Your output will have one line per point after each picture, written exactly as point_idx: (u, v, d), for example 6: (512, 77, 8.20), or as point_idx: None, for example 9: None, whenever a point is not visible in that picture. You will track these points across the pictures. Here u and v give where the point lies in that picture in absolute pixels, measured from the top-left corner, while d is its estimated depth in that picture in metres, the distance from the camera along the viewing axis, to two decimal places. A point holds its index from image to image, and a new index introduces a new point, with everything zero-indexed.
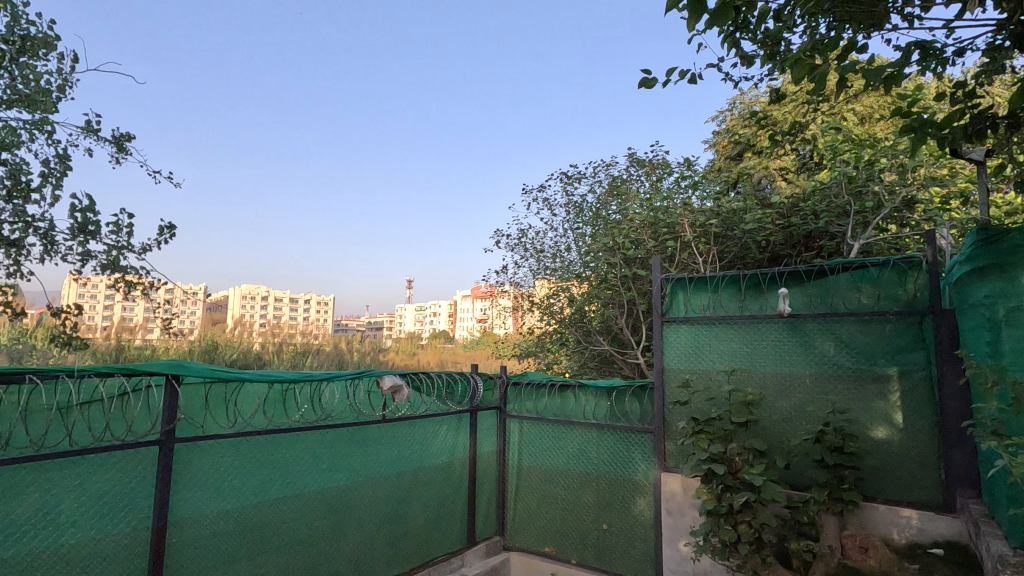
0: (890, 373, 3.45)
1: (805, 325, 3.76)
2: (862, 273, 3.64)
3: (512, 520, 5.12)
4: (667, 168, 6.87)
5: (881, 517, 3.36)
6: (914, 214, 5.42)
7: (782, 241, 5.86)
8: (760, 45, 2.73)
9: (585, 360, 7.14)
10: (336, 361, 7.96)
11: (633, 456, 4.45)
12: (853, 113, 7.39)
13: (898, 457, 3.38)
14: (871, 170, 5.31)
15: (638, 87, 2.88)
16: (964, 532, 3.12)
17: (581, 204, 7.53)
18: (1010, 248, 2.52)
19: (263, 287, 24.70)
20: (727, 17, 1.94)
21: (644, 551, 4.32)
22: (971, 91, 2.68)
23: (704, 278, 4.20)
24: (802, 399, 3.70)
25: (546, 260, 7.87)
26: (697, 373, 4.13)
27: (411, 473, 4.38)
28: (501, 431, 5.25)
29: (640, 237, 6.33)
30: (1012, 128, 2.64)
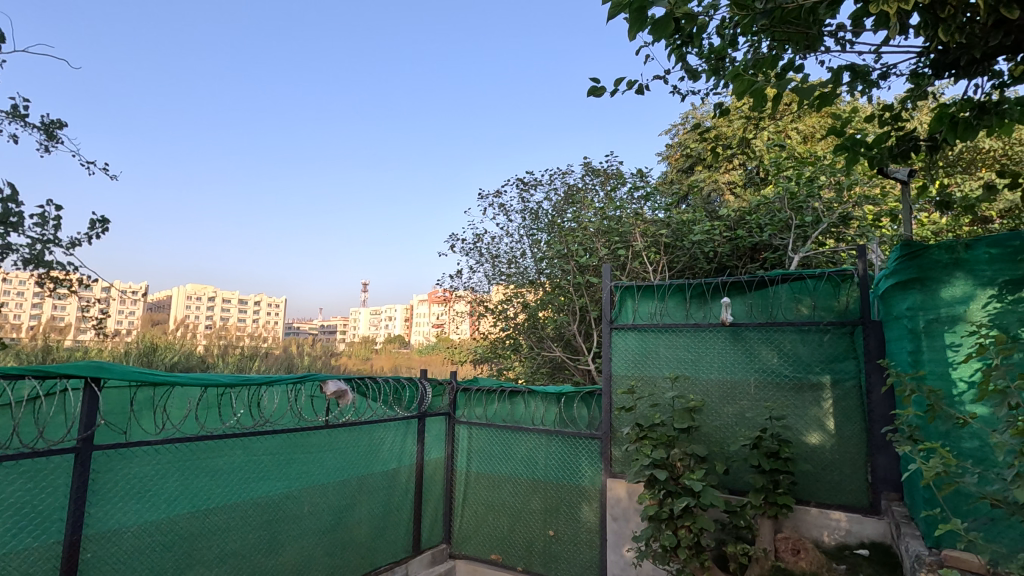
0: (824, 381, 3.60)
1: (746, 334, 3.88)
2: (800, 284, 3.79)
3: (458, 527, 5.05)
4: (620, 178, 6.98)
5: (813, 520, 3.48)
6: (850, 230, 5.70)
7: (729, 253, 6.08)
8: (705, 60, 2.81)
9: (537, 366, 7.18)
10: (285, 364, 7.71)
11: (580, 461, 4.48)
12: (796, 132, 7.71)
13: (829, 462, 3.53)
14: (811, 187, 5.56)
15: (588, 95, 2.80)
16: (888, 534, 3.27)
17: (537, 210, 7.46)
18: (931, 263, 2.67)
19: (210, 288, 23.82)
20: (669, 28, 1.93)
21: (590, 558, 4.35)
22: (897, 115, 2.83)
23: (652, 286, 4.28)
24: (743, 405, 3.81)
25: (501, 265, 7.69)
26: (643, 379, 4.20)
27: (355, 480, 4.25)
28: (450, 437, 5.18)
29: (593, 245, 6.40)
30: (933, 150, 2.81)
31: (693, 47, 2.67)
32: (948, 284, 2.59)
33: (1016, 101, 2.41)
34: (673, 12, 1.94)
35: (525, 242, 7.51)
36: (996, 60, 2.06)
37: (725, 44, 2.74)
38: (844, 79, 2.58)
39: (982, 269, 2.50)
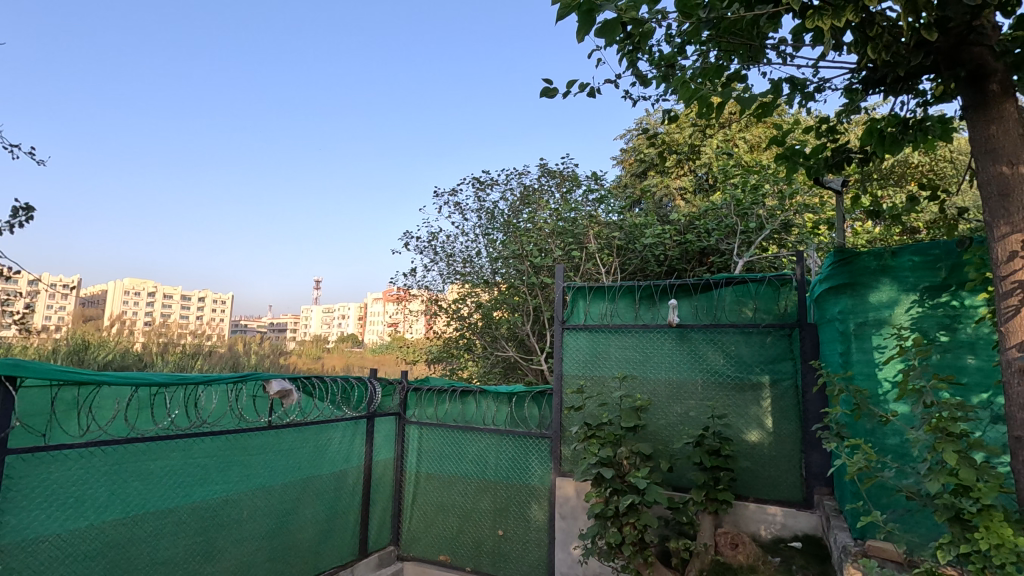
0: (763, 381, 3.75)
1: (692, 335, 3.99)
2: (742, 288, 3.92)
3: (407, 529, 4.98)
4: (576, 180, 7.05)
5: (751, 515, 3.62)
6: (790, 237, 5.97)
7: (678, 256, 6.28)
8: (655, 67, 2.84)
9: (491, 365, 7.18)
10: (230, 363, 7.38)
11: (529, 460, 4.50)
12: (744, 141, 7.99)
13: (767, 459, 3.67)
14: (755, 195, 5.79)
15: (540, 96, 2.70)
16: (819, 526, 3.44)
17: (493, 210, 7.43)
18: (862, 269, 2.80)
19: (149, 283, 22.61)
20: (616, 33, 1.93)
21: (538, 556, 4.37)
22: (832, 127, 2.96)
23: (603, 288, 4.34)
24: (687, 405, 3.92)
25: (456, 264, 7.61)
26: (592, 379, 4.26)
27: (299, 482, 4.12)
28: (400, 437, 5.10)
29: (547, 246, 6.45)
30: (864, 162, 2.96)
31: (643, 53, 2.70)
32: (876, 290, 2.74)
33: (936, 118, 2.57)
34: (620, 17, 1.94)
35: (481, 242, 7.47)
36: (918, 81, 2.18)
37: (674, 52, 2.79)
38: (784, 91, 2.63)
39: (906, 275, 2.65)
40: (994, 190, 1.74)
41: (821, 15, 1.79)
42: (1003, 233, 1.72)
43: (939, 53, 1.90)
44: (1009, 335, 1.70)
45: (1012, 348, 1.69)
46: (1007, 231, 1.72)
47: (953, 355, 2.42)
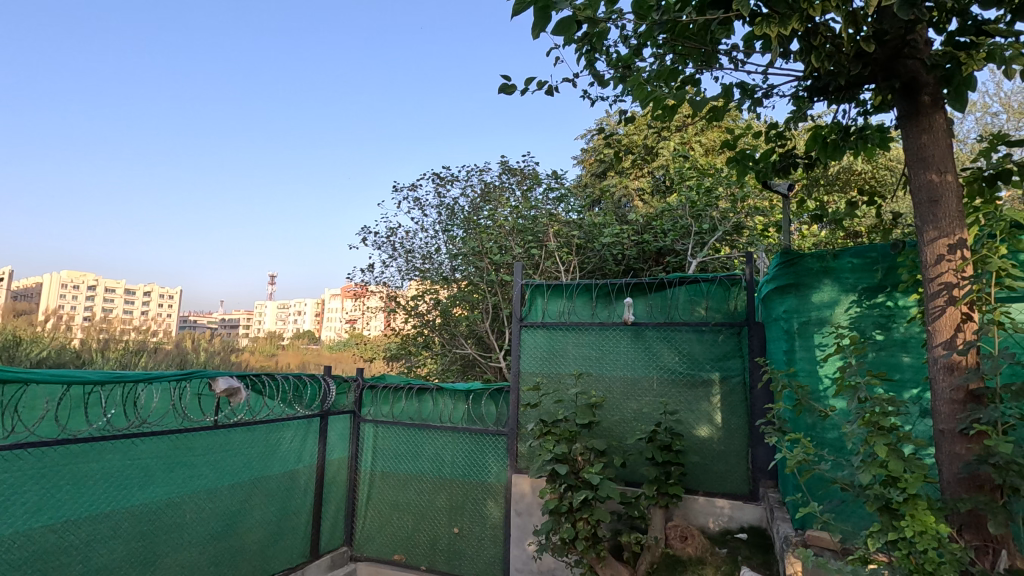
0: (713, 378, 3.85)
1: (646, 333, 4.07)
2: (695, 287, 4.02)
3: (361, 529, 4.89)
4: (536, 179, 7.07)
5: (700, 508, 3.72)
6: (741, 239, 6.16)
7: (635, 256, 6.39)
8: (612, 68, 2.85)
9: (449, 363, 7.13)
10: (177, 359, 7.07)
11: (486, 458, 4.49)
12: (700, 144, 8.19)
13: (715, 453, 3.78)
14: (709, 197, 5.95)
15: (497, 92, 2.63)
16: (764, 517, 3.56)
17: (453, 206, 7.37)
18: (805, 270, 2.92)
19: (89, 276, 21.41)
20: (570, 32, 1.94)
21: (493, 553, 4.38)
22: (780, 133, 3.06)
23: (560, 285, 4.37)
24: (641, 401, 4.00)
25: (415, 260, 7.51)
26: (549, 376, 4.29)
27: (248, 483, 3.98)
28: (355, 436, 4.99)
29: (507, 244, 6.45)
30: (808, 167, 3.07)
31: (601, 53, 2.72)
32: (819, 290, 2.86)
33: (875, 127, 2.69)
34: (575, 16, 1.95)
35: (441, 238, 7.40)
36: (858, 90, 2.26)
37: (631, 54, 2.81)
38: (735, 96, 2.67)
39: (846, 276, 2.76)
40: (924, 196, 1.84)
41: (768, 23, 1.83)
42: (932, 237, 1.82)
43: (876, 64, 1.98)
44: (935, 333, 1.80)
45: (938, 346, 1.79)
46: (935, 235, 1.82)
47: (888, 353, 2.55)
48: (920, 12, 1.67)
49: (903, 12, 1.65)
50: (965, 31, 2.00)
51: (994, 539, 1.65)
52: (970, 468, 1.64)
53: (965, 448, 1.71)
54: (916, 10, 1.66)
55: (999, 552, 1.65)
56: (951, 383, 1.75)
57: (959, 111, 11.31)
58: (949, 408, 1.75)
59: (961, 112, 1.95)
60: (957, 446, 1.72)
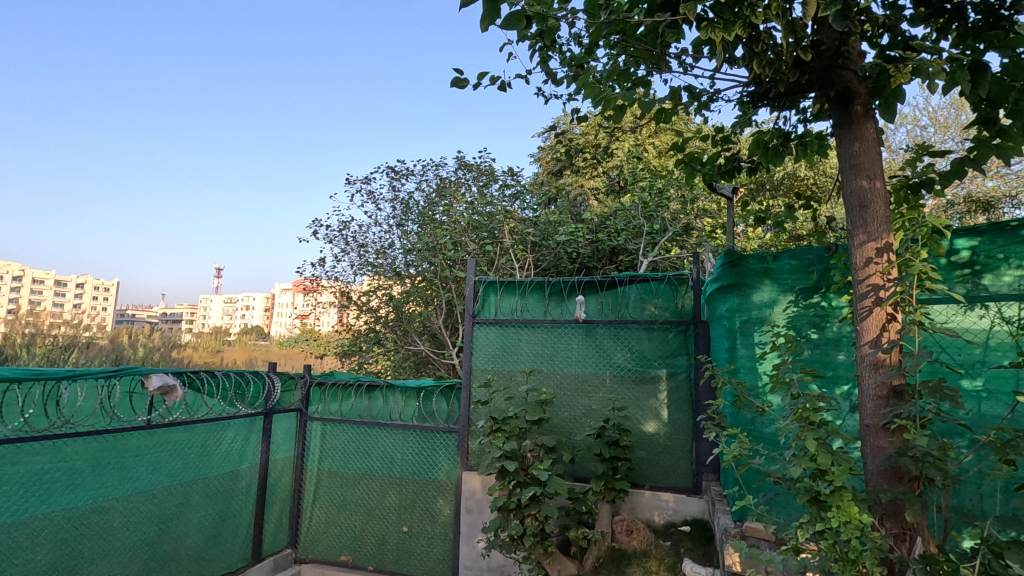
0: (660, 375, 3.94)
1: (597, 330, 4.11)
2: (645, 286, 4.09)
3: (306, 530, 4.75)
4: (492, 175, 7.04)
5: (646, 503, 3.80)
6: (691, 240, 6.33)
7: (590, 254, 6.46)
8: (565, 66, 2.85)
9: (401, 360, 7.01)
10: (112, 356, 6.67)
11: (436, 455, 4.45)
12: (653, 147, 8.37)
13: (661, 449, 3.88)
14: (660, 198, 6.09)
15: (450, 85, 2.57)
16: (706, 510, 3.67)
17: (408, 201, 7.24)
18: (747, 271, 3.01)
19: (14, 266, 19.94)
20: (519, 26, 1.92)
21: (442, 552, 4.34)
22: (726, 138, 3.14)
23: (513, 282, 4.37)
24: (590, 398, 4.05)
25: (368, 255, 7.34)
26: (501, 373, 4.29)
27: (185, 485, 3.79)
28: (301, 435, 4.84)
29: (462, 240, 6.41)
30: (751, 171, 3.16)
31: (554, 51, 2.71)
32: (759, 290, 2.95)
33: (814, 135, 2.79)
34: (524, 10, 1.93)
35: (395, 233, 7.26)
36: (798, 98, 2.33)
37: (583, 53, 2.82)
38: (683, 98, 2.70)
39: (784, 277, 2.87)
40: (855, 202, 1.93)
41: (714, 28, 1.86)
42: (862, 241, 1.91)
43: (813, 73, 2.04)
44: (863, 333, 1.89)
45: (865, 345, 1.88)
46: (864, 240, 1.90)
47: (823, 351, 2.67)
48: (853, 25, 1.75)
49: (838, 23, 1.72)
50: (894, 45, 2.12)
51: (911, 527, 1.75)
52: (892, 461, 1.73)
53: (887, 441, 1.80)
54: (849, 22, 1.73)
55: (916, 538, 1.75)
56: (876, 380, 1.84)
57: (892, 124, 12.01)
58: (875, 404, 1.84)
59: (891, 122, 2.02)
60: (881, 440, 1.81)
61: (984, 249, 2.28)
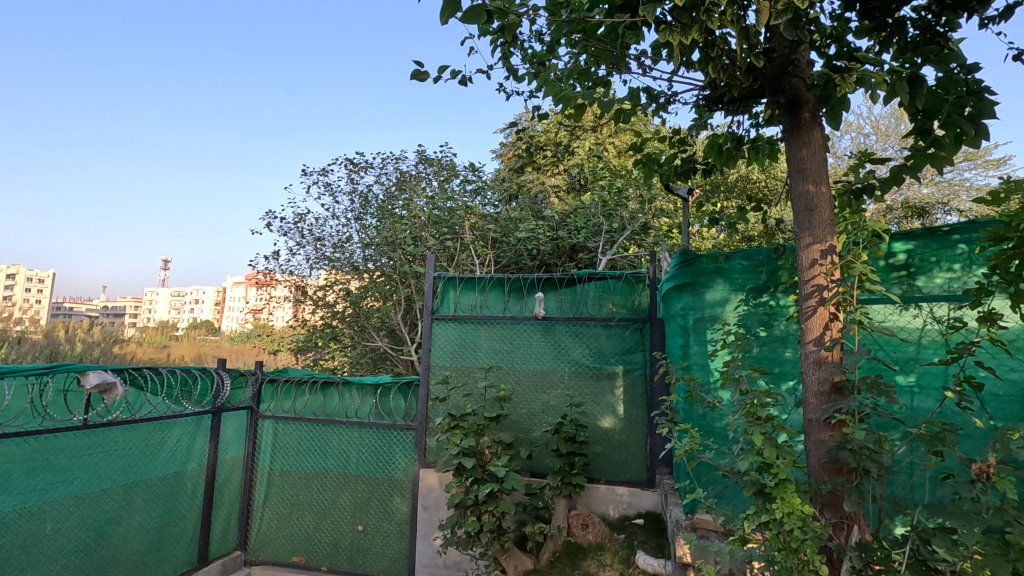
0: (617, 371, 4.01)
1: (556, 327, 4.15)
2: (603, 283, 4.15)
3: (257, 532, 4.61)
4: (453, 170, 6.99)
5: (602, 497, 3.86)
6: (648, 239, 6.45)
7: (550, 252, 6.50)
8: (527, 63, 2.85)
9: (358, 356, 6.89)
10: (47, 351, 6.28)
11: (393, 453, 4.39)
12: (612, 146, 8.48)
13: (617, 443, 3.95)
14: (619, 197, 6.18)
15: (410, 78, 2.52)
16: (659, 503, 3.76)
17: (367, 194, 7.10)
18: (701, 270, 3.08)
19: None
20: (479, 19, 1.90)
21: (399, 550, 4.29)
22: (683, 140, 3.21)
23: (473, 278, 4.35)
24: (549, 394, 4.08)
25: (325, 249, 7.16)
26: (459, 370, 4.27)
27: (125, 487, 3.61)
28: (251, 433, 4.69)
29: (422, 235, 6.34)
30: (706, 173, 3.24)
31: (516, 47, 2.70)
32: (712, 289, 3.03)
33: (765, 139, 2.89)
34: (484, 4, 1.91)
35: (353, 227, 7.11)
36: (751, 103, 2.40)
37: (545, 51, 2.83)
38: (642, 99, 2.74)
39: (735, 276, 2.96)
40: (802, 205, 2.01)
41: (671, 31, 1.90)
42: (807, 242, 1.99)
43: (765, 79, 2.11)
44: (808, 330, 1.97)
45: (809, 342, 1.96)
46: (810, 242, 1.98)
47: (770, 349, 2.77)
48: (802, 34, 1.80)
49: (788, 31, 1.77)
50: (840, 55, 2.21)
51: (849, 516, 1.84)
52: (832, 454, 1.81)
53: (828, 435, 1.88)
54: (799, 31, 1.79)
55: (853, 527, 1.84)
56: (819, 376, 1.92)
57: (838, 132, 12.56)
58: (817, 399, 1.92)
59: (836, 130, 2.10)
60: (822, 434, 1.90)
61: (919, 252, 2.42)
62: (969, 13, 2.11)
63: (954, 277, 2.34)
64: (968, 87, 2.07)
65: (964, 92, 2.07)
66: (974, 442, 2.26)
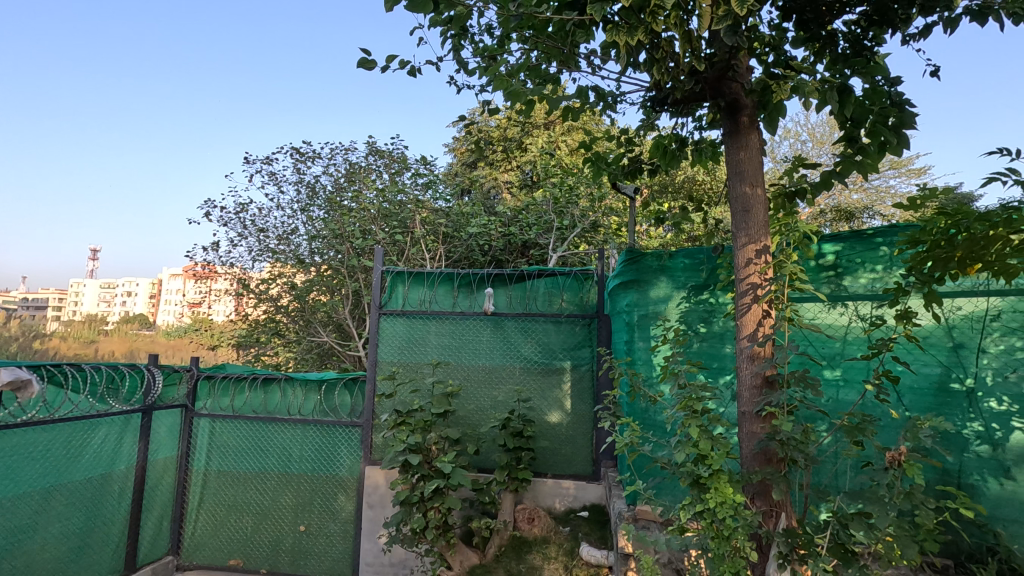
0: (565, 366, 4.05)
1: (505, 322, 4.15)
2: (553, 280, 4.18)
3: (191, 535, 4.40)
4: (404, 163, 6.86)
5: (548, 490, 3.91)
6: (598, 236, 6.56)
7: (502, 248, 6.50)
8: (478, 56, 2.82)
9: (304, 352, 6.68)
10: None
11: (338, 451, 4.29)
12: (565, 144, 8.54)
13: (564, 438, 4.00)
14: (570, 195, 6.24)
15: (357, 66, 2.46)
16: (604, 495, 3.84)
17: (314, 185, 6.87)
18: (646, 267, 3.16)
19: None
20: (425, 9, 1.87)
21: (342, 550, 4.20)
22: (630, 140, 3.27)
23: (422, 273, 4.29)
24: (497, 390, 4.09)
25: (269, 240, 6.88)
26: (407, 365, 4.21)
27: (42, 492, 3.37)
28: (186, 432, 4.46)
29: (370, 228, 6.21)
30: (651, 173, 3.31)
31: (467, 39, 2.67)
32: (656, 286, 3.11)
33: (708, 142, 2.98)
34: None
35: (299, 218, 6.86)
36: (693, 106, 2.47)
37: (496, 45, 2.81)
38: (590, 98, 2.77)
39: (678, 274, 3.04)
40: (739, 206, 2.08)
41: (618, 31, 1.92)
42: (743, 242, 2.07)
43: (706, 82, 2.17)
44: (742, 327, 2.05)
45: (744, 338, 2.04)
46: (745, 242, 2.06)
47: (709, 345, 2.87)
48: (741, 41, 1.86)
49: (728, 37, 1.83)
50: (777, 63, 2.30)
51: (777, 504, 1.93)
52: (763, 445, 1.90)
53: (759, 427, 1.97)
54: (738, 38, 1.84)
55: (781, 515, 1.93)
56: (751, 371, 2.00)
57: (777, 137, 13.14)
58: (750, 392, 2.00)
59: (772, 134, 2.19)
60: (754, 426, 1.98)
61: (846, 254, 2.55)
62: (892, 31, 2.26)
63: (877, 277, 2.49)
64: (891, 98, 2.23)
65: (888, 103, 2.22)
66: (890, 432, 2.41)
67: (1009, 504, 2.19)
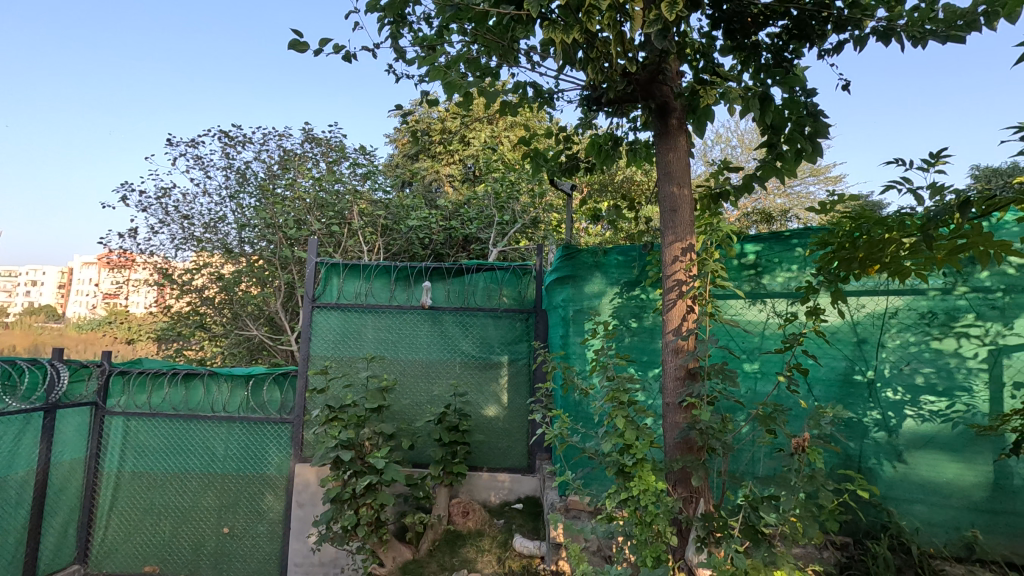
0: (502, 360, 4.08)
1: (443, 316, 4.13)
2: (491, 274, 4.18)
3: (100, 541, 4.10)
4: (342, 151, 6.66)
5: (484, 484, 3.93)
6: (538, 232, 6.62)
7: (442, 241, 6.43)
8: (417, 45, 2.77)
9: (232, 345, 6.35)
10: None
11: (266, 449, 4.12)
12: (507, 139, 8.55)
13: (500, 431, 4.02)
14: (511, 190, 6.26)
15: (288, 47, 2.36)
16: (538, 488, 3.90)
17: (245, 171, 6.54)
18: (581, 263, 3.22)
19: None
20: None
21: (270, 551, 4.05)
22: (569, 137, 3.31)
23: (358, 265, 4.18)
24: (434, 384, 4.06)
25: (194, 228, 6.50)
26: (340, 360, 4.10)
27: None
28: (96, 431, 4.14)
29: (305, 218, 5.99)
30: (587, 170, 3.37)
31: (406, 27, 2.62)
32: (590, 282, 3.18)
33: (642, 142, 3.06)
34: None
35: (227, 205, 6.52)
36: (627, 106, 2.53)
37: (435, 35, 2.78)
38: (529, 94, 2.78)
39: (612, 270, 3.12)
40: (668, 205, 2.16)
41: (554, 28, 1.94)
42: (671, 240, 2.15)
43: (638, 84, 2.21)
44: (668, 322, 2.13)
45: (669, 333, 2.12)
46: (673, 240, 2.14)
47: (639, 339, 2.98)
48: (671, 45, 1.91)
49: (658, 41, 1.87)
50: (705, 70, 2.40)
51: (696, 490, 2.03)
52: (684, 434, 1.99)
53: (682, 418, 2.06)
54: (667, 42, 1.89)
55: (700, 500, 2.03)
56: (676, 363, 2.09)
57: (710, 141, 13.72)
58: (674, 384, 2.08)
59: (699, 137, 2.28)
60: (677, 416, 2.07)
61: (765, 254, 2.70)
62: (810, 45, 2.40)
63: (792, 277, 2.66)
64: (807, 109, 2.36)
65: (805, 113, 2.35)
66: (801, 421, 2.59)
67: (901, 485, 2.41)
